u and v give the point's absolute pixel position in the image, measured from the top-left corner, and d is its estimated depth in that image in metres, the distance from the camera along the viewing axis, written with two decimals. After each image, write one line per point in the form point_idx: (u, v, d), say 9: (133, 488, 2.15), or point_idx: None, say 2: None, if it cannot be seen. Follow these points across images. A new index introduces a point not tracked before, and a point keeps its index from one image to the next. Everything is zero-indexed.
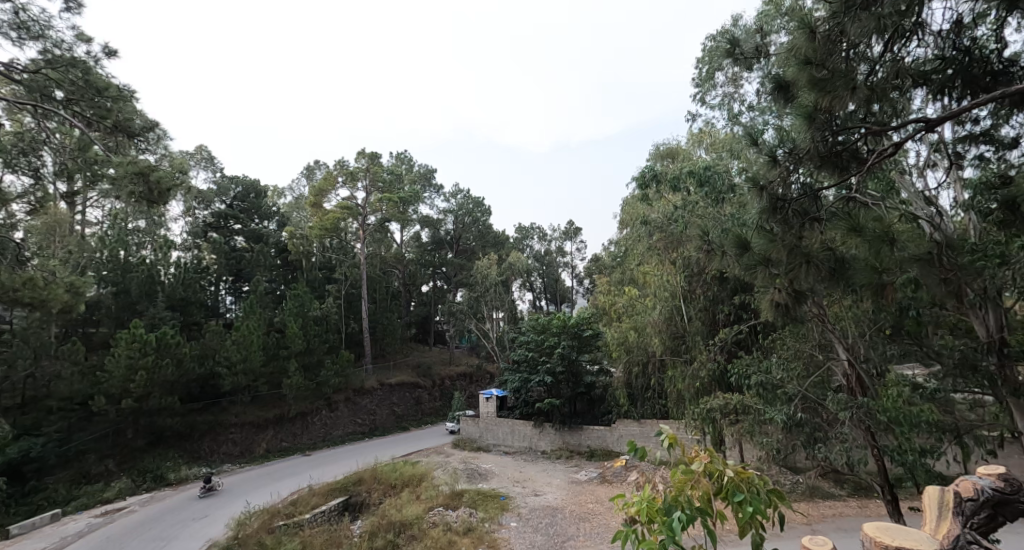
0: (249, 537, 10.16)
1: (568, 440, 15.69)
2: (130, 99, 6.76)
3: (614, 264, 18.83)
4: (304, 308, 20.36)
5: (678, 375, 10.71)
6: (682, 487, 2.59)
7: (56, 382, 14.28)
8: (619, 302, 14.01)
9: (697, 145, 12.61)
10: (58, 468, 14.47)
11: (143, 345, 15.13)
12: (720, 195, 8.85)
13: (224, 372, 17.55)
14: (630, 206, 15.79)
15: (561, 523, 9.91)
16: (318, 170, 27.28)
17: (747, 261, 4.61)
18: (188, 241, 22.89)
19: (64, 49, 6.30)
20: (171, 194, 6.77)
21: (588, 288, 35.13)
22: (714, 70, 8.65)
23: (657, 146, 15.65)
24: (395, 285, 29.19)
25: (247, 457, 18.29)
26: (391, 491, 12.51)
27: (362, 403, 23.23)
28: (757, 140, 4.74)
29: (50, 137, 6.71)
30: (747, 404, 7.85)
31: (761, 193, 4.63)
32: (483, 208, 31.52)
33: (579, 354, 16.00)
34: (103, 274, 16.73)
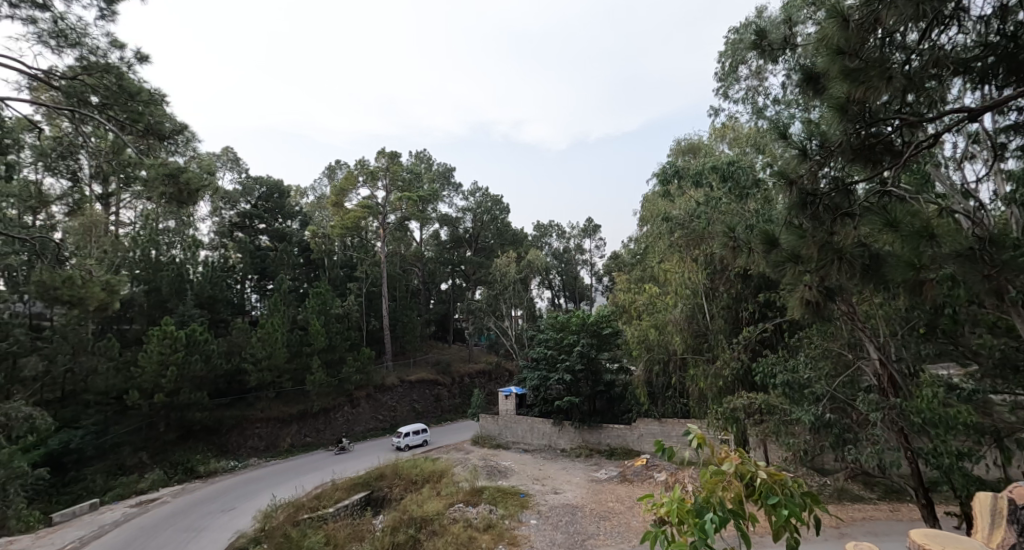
0: (275, 529, 10.40)
1: (587, 439, 15.62)
2: (161, 103, 6.96)
3: (633, 262, 18.64)
4: (326, 306, 20.68)
5: (700, 374, 10.61)
6: (714, 488, 2.55)
7: (92, 376, 14.76)
8: (639, 300, 13.86)
9: (720, 140, 12.34)
10: (96, 459, 15.09)
11: (174, 342, 15.58)
12: (744, 191, 8.66)
13: (250, 368, 18.05)
14: (650, 203, 15.60)
15: (581, 522, 9.87)
16: (339, 169, 27.65)
17: (775, 258, 4.49)
18: (215, 241, 23.61)
19: (100, 55, 6.50)
20: (199, 195, 6.95)
21: (607, 286, 34.94)
22: (737, 63, 8.48)
23: (679, 141, 15.43)
24: (414, 283, 29.55)
25: (272, 451, 18.77)
26: (412, 487, 12.63)
27: (383, 399, 23.55)
28: (785, 133, 4.64)
29: (86, 142, 6.92)
30: (772, 404, 7.74)
31: (790, 187, 4.55)
32: (502, 206, 31.47)
33: (599, 352, 15.89)
34: (136, 273, 17.28)
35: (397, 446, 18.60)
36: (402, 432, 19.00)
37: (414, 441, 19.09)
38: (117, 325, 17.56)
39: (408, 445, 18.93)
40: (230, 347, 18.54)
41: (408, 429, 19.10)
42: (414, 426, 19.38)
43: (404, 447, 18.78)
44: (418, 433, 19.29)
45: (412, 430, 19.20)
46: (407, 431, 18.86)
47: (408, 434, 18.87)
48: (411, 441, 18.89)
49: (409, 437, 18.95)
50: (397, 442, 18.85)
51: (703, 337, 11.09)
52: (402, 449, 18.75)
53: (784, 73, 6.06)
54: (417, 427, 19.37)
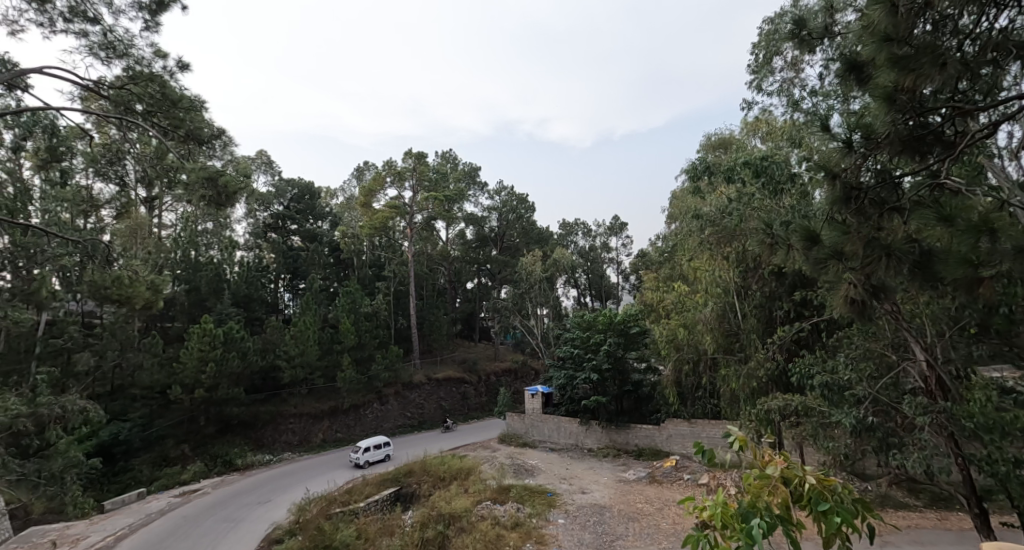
0: (309, 522, 10.65)
1: (614, 438, 15.48)
2: (201, 110, 7.19)
3: (661, 261, 18.27)
4: (356, 305, 21.07)
5: (732, 375, 10.37)
6: (758, 493, 2.51)
7: (138, 371, 15.43)
8: (667, 299, 13.61)
9: (752, 134, 11.96)
10: (142, 450, 15.86)
11: (213, 340, 16.12)
12: (779, 186, 8.32)
13: (284, 364, 18.53)
14: (679, 199, 15.27)
15: (610, 522, 9.77)
16: (367, 170, 28.14)
17: (816, 256, 4.28)
18: (250, 241, 24.39)
19: (144, 65, 6.75)
20: (237, 197, 7.17)
21: (634, 284, 34.52)
22: (772, 54, 8.20)
23: (709, 136, 15.08)
24: (440, 282, 29.98)
25: (305, 446, 19.26)
26: (440, 483, 12.71)
27: (411, 397, 23.86)
28: (826, 125, 4.48)
29: (132, 148, 7.20)
30: (810, 406, 7.53)
31: (832, 181, 4.39)
32: (527, 205, 31.34)
33: (626, 352, 15.69)
34: (177, 273, 18.02)
35: (355, 463, 16.09)
36: (361, 447, 16.51)
37: (373, 457, 16.59)
38: (160, 323, 18.36)
39: (368, 462, 16.44)
40: (266, 345, 19.12)
41: (368, 444, 16.61)
42: (374, 440, 16.93)
43: (363, 464, 16.24)
44: (379, 448, 16.89)
45: (373, 445, 16.73)
46: (367, 446, 16.40)
47: (367, 450, 16.35)
48: (371, 457, 16.44)
49: (369, 452, 16.47)
50: (355, 459, 16.33)
51: (735, 337, 10.85)
52: (361, 466, 16.23)
53: (824, 62, 5.83)
54: (378, 441, 16.93)
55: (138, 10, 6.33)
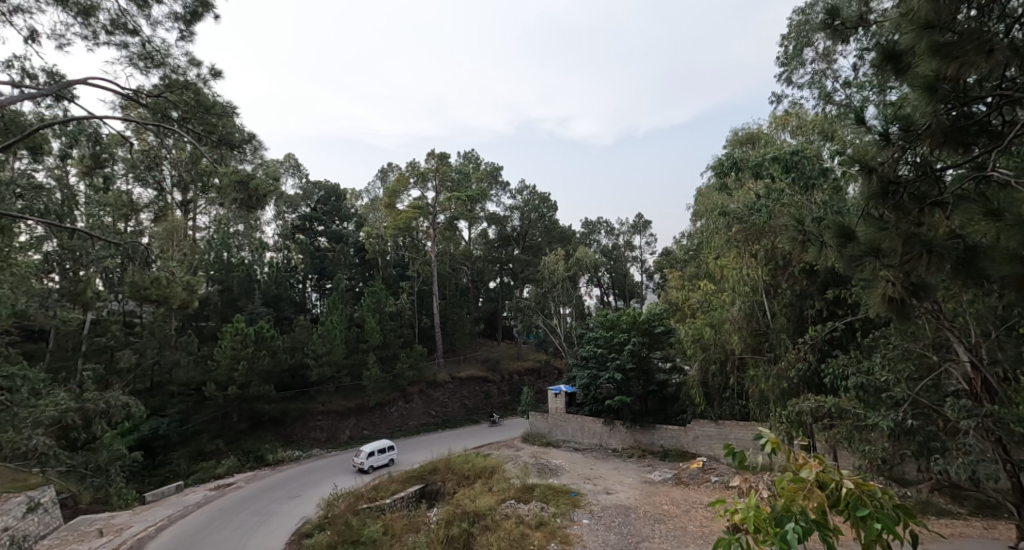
0: (338, 517, 10.88)
1: (639, 439, 15.32)
2: (233, 116, 7.39)
3: (686, 259, 17.97)
4: (381, 304, 21.38)
5: (761, 375, 10.14)
6: (793, 497, 2.45)
7: (175, 369, 16.00)
8: (693, 298, 13.39)
9: (781, 128, 11.65)
10: (180, 445, 16.47)
11: (245, 338, 16.60)
12: (810, 181, 8.04)
13: (312, 363, 18.94)
14: (705, 196, 14.97)
15: (635, 523, 9.69)
16: (391, 172, 28.52)
17: (851, 253, 4.14)
18: (279, 243, 25.01)
19: (180, 74, 7.04)
20: (267, 200, 7.34)
21: (658, 283, 34.07)
22: (803, 45, 7.96)
23: (735, 131, 14.74)
24: (463, 282, 30.20)
25: (333, 443, 19.66)
26: (465, 481, 12.79)
27: (435, 395, 24.09)
28: (862, 117, 4.33)
29: (168, 153, 7.46)
30: (844, 408, 7.31)
31: (869, 176, 4.24)
32: (550, 203, 31.19)
33: (650, 351, 15.51)
34: (211, 273, 18.64)
35: (359, 468, 15.53)
36: (365, 452, 15.95)
37: (378, 461, 16.02)
38: (195, 322, 19.00)
39: (372, 466, 15.89)
40: (294, 344, 19.58)
41: (372, 448, 16.04)
42: (378, 444, 16.39)
43: (367, 469, 15.67)
44: (383, 452, 16.34)
45: (377, 449, 16.15)
46: (371, 450, 15.86)
47: (371, 455, 15.72)
48: (376, 461, 15.88)
49: (374, 457, 15.90)
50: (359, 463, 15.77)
51: (764, 337, 10.60)
52: (365, 471, 15.67)
53: (859, 52, 5.64)
54: (382, 445, 16.37)
55: (175, 21, 6.57)
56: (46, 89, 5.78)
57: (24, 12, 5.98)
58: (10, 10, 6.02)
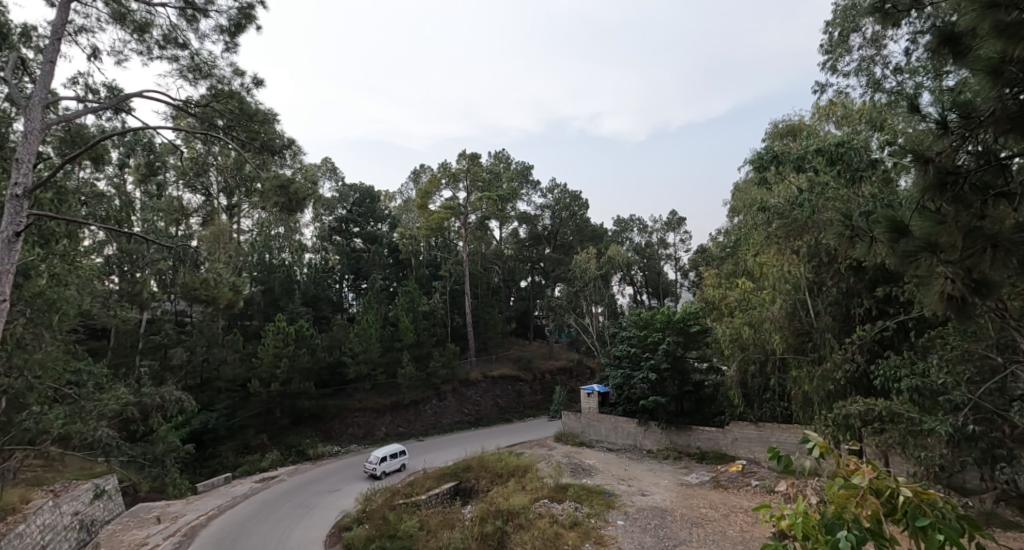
0: (375, 511, 11.13)
1: (675, 440, 15.02)
2: (274, 122, 7.64)
3: (722, 256, 17.48)
4: (414, 304, 21.73)
5: (804, 377, 9.78)
6: (845, 504, 2.35)
7: (223, 366, 16.74)
8: (731, 296, 13.03)
9: (825, 119, 11.17)
10: (228, 438, 17.26)
11: (286, 337, 17.20)
12: (857, 173, 7.60)
13: (349, 360, 19.42)
14: (742, 192, 14.52)
15: (671, 526, 9.52)
16: (424, 173, 28.94)
17: (905, 248, 3.92)
18: (317, 244, 25.77)
19: (225, 83, 7.39)
20: (306, 203, 7.56)
21: (693, 281, 33.30)
22: (849, 30, 7.60)
23: (774, 123, 14.23)
24: (495, 281, 30.40)
25: (369, 439, 20.14)
26: (498, 479, 12.84)
27: (468, 394, 24.29)
28: (918, 105, 4.10)
29: (214, 160, 7.71)
30: (896, 412, 6.96)
31: (925, 166, 4.00)
32: (581, 202, 30.91)
33: (685, 351, 15.18)
34: (254, 274, 19.46)
35: (371, 475, 14.77)
36: (376, 457, 15.19)
37: (390, 467, 15.26)
38: (240, 321, 19.84)
39: (385, 472, 15.13)
40: (333, 342, 20.13)
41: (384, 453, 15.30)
42: (390, 449, 15.69)
43: (380, 475, 14.91)
44: (395, 457, 15.60)
45: (389, 454, 15.42)
46: (383, 455, 15.09)
47: (383, 460, 14.97)
48: (388, 467, 15.11)
49: (386, 462, 15.16)
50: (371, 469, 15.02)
51: (807, 336, 10.21)
52: (378, 477, 14.90)
53: (912, 36, 5.34)
54: (394, 450, 15.67)
55: (220, 33, 6.85)
56: (107, 103, 6.16)
57: (87, 31, 6.39)
58: (75, 31, 6.44)
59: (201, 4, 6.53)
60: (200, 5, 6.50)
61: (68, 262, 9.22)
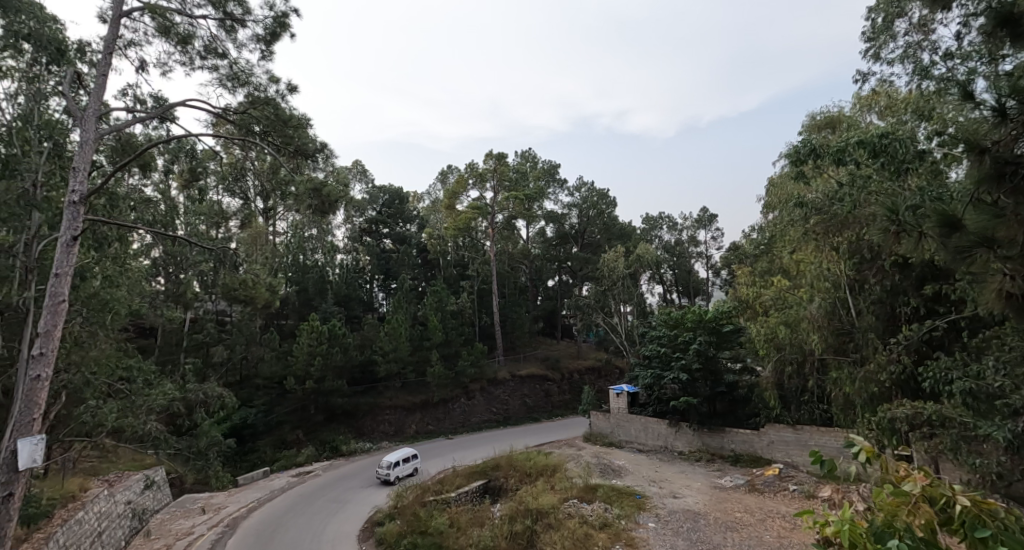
0: (406, 507, 11.30)
1: (707, 442, 14.70)
2: (307, 126, 7.83)
3: (756, 254, 16.97)
4: (443, 303, 21.94)
5: (845, 378, 9.42)
6: (895, 512, 2.23)
7: (260, 363, 17.33)
8: (765, 295, 12.65)
9: (867, 109, 10.71)
10: (266, 433, 17.86)
11: (319, 336, 17.65)
12: (902, 166, 7.24)
13: (379, 359, 19.77)
14: (778, 187, 14.07)
15: (704, 530, 9.32)
16: (451, 173, 29.18)
17: (957, 244, 3.70)
18: (348, 245, 26.33)
19: (262, 90, 7.62)
20: (338, 205, 7.73)
21: (725, 280, 32.50)
22: (894, 15, 7.28)
23: (811, 115, 13.72)
24: (522, 280, 30.40)
25: (400, 437, 20.46)
26: (527, 479, 12.83)
27: (496, 393, 24.39)
28: (972, 91, 3.85)
29: (252, 165, 7.93)
30: (947, 416, 6.62)
31: (980, 156, 3.75)
32: (609, 200, 30.59)
33: (718, 351, 14.84)
34: (289, 275, 20.06)
35: (384, 480, 14.13)
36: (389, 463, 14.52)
37: (403, 471, 14.68)
38: (276, 320, 20.49)
39: (399, 478, 14.48)
40: (364, 341, 20.52)
41: (395, 458, 14.70)
42: (402, 453, 15.08)
43: (393, 481, 14.30)
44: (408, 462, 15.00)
45: (401, 459, 14.83)
46: (395, 460, 14.42)
47: (395, 464, 14.33)
48: (402, 472, 14.47)
49: (399, 467, 14.53)
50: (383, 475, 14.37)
51: (848, 336, 9.82)
52: (392, 483, 14.26)
53: (965, 19, 5.06)
54: (406, 454, 15.07)
55: (257, 42, 7.07)
56: (153, 112, 6.42)
57: (136, 45, 6.70)
58: (125, 45, 6.76)
59: (239, 14, 6.75)
60: (238, 16, 6.72)
61: (119, 264, 9.74)
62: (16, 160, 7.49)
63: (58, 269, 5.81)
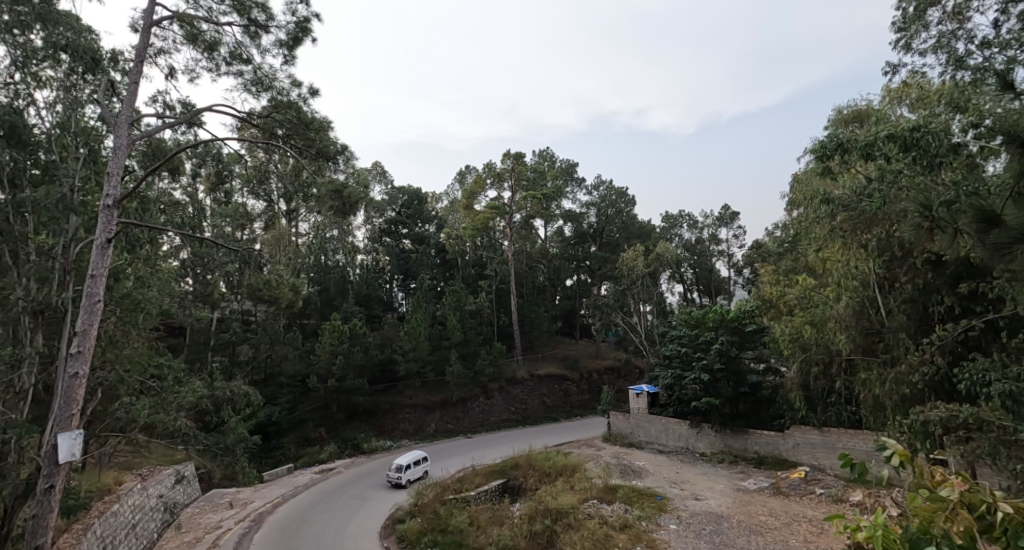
0: (426, 505, 11.40)
1: (730, 444, 14.46)
2: (328, 129, 7.93)
3: (780, 252, 16.60)
4: (461, 303, 22.02)
5: (874, 379, 9.15)
6: (932, 519, 2.16)
7: (284, 362, 17.69)
8: (790, 294, 12.37)
9: (898, 102, 10.36)
10: (289, 430, 18.22)
11: (341, 335, 17.90)
12: (935, 160, 6.99)
13: (399, 358, 19.96)
14: (803, 183, 13.72)
15: (728, 533, 9.16)
16: (469, 174, 29.30)
17: (995, 241, 3.54)
18: (368, 245, 26.65)
19: (285, 95, 7.76)
20: (358, 207, 7.82)
21: (748, 279, 31.90)
22: (927, 4, 7.04)
23: (838, 109, 13.34)
24: (540, 280, 30.36)
25: (420, 435, 20.61)
26: (546, 478, 12.80)
27: (515, 392, 24.40)
28: (1011, 80, 3.68)
29: (275, 168, 8.06)
30: (984, 419, 6.37)
31: (1021, 148, 3.57)
32: (628, 198, 30.31)
33: (740, 352, 14.57)
34: (311, 276, 20.40)
35: (395, 484, 13.86)
36: (399, 466, 14.23)
37: (414, 474, 14.40)
38: (299, 320, 20.88)
39: (409, 481, 14.20)
40: (384, 340, 20.75)
41: (406, 461, 14.41)
42: (412, 455, 14.77)
43: (404, 483, 14.01)
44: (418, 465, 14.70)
45: (412, 461, 14.55)
46: (405, 463, 14.11)
47: (405, 468, 14.03)
48: (412, 476, 14.17)
49: (409, 470, 14.24)
50: (394, 478, 14.09)
51: (877, 336, 9.54)
52: (403, 486, 13.99)
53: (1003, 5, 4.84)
54: (417, 456, 14.76)
55: (280, 47, 7.19)
56: (181, 118, 6.59)
57: (165, 53, 6.88)
58: (155, 53, 6.95)
59: (263, 21, 6.88)
60: (262, 22, 6.85)
61: (150, 266, 10.12)
62: (55, 166, 7.75)
63: (93, 270, 6.01)
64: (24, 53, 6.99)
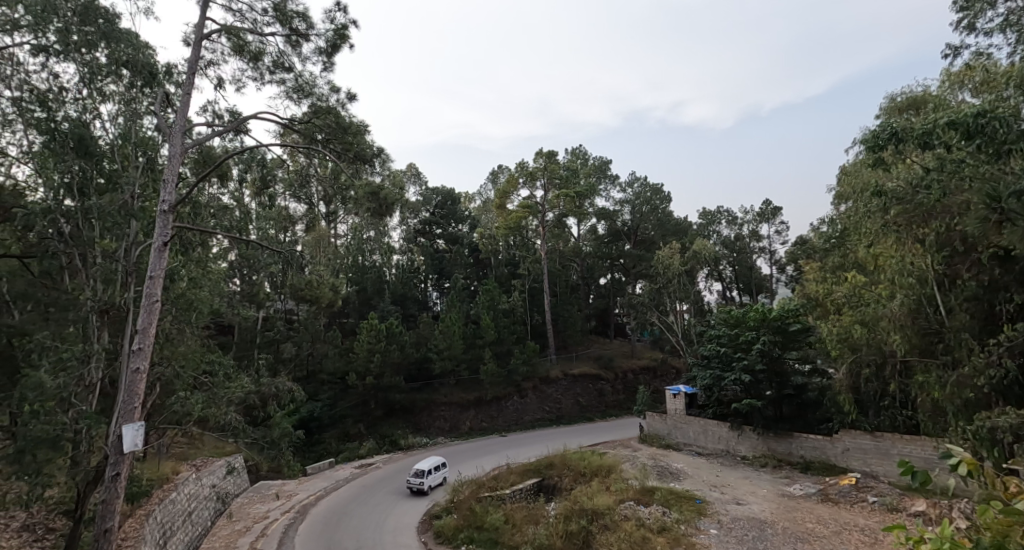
0: (462, 502, 11.52)
1: (773, 447, 13.96)
2: (366, 132, 8.10)
3: (825, 248, 15.88)
4: (495, 302, 22.11)
5: (932, 382, 8.63)
6: (1006, 534, 1.99)
7: (324, 359, 18.28)
8: (838, 292, 11.82)
9: (959, 87, 9.74)
10: (331, 425, 18.79)
11: (378, 334, 18.32)
12: (1003, 148, 6.52)
13: (435, 357, 20.30)
14: (852, 175, 13.08)
15: (772, 540, 8.85)
16: (502, 173, 29.42)
17: None
18: (404, 246, 27.14)
19: (325, 101, 7.98)
20: (394, 208, 7.94)
21: (791, 276, 30.68)
22: None
23: (891, 96, 12.65)
24: (573, 279, 30.16)
25: (455, 432, 20.84)
26: (581, 478, 12.70)
27: (549, 391, 24.33)
28: None
29: (315, 171, 8.29)
30: None
31: None
32: (663, 195, 29.72)
33: (784, 352, 14.04)
34: (350, 276, 20.97)
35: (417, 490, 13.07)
36: (419, 471, 13.41)
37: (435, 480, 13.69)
38: (338, 319, 21.50)
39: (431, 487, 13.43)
40: (419, 339, 21.10)
41: (427, 465, 13.64)
42: (432, 460, 13.97)
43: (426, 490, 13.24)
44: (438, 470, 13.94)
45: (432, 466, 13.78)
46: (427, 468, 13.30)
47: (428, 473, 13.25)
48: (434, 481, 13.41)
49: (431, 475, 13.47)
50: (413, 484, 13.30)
51: (936, 336, 8.99)
52: (424, 493, 13.21)
53: None
54: (436, 461, 13.99)
55: (320, 54, 7.40)
56: (229, 126, 6.88)
57: (214, 64, 7.19)
58: (206, 65, 7.27)
59: (303, 30, 7.10)
60: (303, 31, 7.06)
61: (202, 268, 10.51)
62: (117, 174, 8.22)
63: (151, 272, 6.34)
64: (91, 70, 7.44)
